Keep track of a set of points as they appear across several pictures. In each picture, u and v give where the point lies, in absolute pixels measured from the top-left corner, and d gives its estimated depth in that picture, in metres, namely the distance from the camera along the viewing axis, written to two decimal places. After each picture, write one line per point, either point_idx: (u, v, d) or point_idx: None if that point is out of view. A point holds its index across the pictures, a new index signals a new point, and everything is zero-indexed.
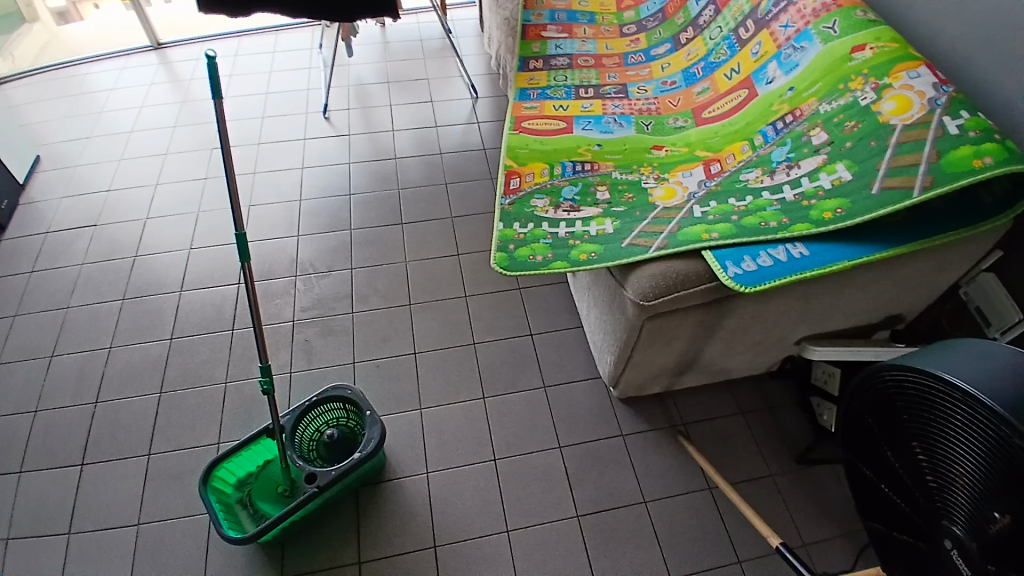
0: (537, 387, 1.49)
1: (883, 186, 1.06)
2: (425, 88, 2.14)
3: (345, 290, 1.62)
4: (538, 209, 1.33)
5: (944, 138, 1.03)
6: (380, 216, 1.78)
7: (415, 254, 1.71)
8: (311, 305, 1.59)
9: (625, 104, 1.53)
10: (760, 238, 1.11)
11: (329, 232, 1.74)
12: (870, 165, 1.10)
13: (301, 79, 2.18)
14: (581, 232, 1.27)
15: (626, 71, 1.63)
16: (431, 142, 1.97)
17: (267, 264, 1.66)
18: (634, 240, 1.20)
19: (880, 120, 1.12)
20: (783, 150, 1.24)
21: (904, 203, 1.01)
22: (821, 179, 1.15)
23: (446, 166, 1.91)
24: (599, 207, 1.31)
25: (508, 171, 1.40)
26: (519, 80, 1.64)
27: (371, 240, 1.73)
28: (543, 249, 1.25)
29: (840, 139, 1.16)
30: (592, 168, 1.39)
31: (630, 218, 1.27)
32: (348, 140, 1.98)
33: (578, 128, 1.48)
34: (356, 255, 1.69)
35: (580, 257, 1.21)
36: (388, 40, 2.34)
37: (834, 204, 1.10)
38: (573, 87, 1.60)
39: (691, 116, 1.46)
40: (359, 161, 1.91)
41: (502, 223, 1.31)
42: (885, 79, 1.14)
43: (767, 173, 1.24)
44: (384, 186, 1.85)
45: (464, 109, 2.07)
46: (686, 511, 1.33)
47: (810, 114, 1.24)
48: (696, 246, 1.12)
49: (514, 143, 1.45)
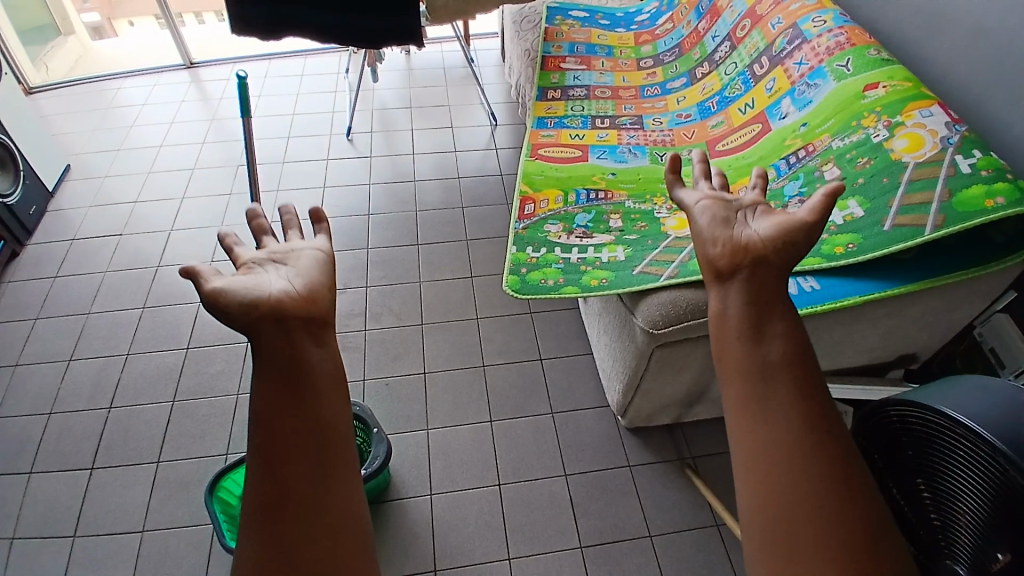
0: (545, 412, 1.49)
1: (894, 223, 1.07)
2: (446, 114, 2.19)
3: (359, 308, 1.64)
4: (551, 234, 1.34)
5: (955, 176, 1.04)
6: (396, 235, 1.81)
7: (429, 274, 1.73)
8: None
9: (640, 135, 1.55)
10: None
11: (345, 250, 1.77)
12: (882, 202, 1.10)
13: (327, 102, 2.24)
14: (593, 258, 1.28)
15: (642, 103, 1.65)
16: (450, 166, 2.01)
17: None
18: (646, 269, 1.22)
19: (892, 157, 1.12)
20: (796, 185, 1.25)
21: (916, 240, 1.02)
22: (833, 214, 1.16)
23: (464, 190, 1.94)
24: (612, 234, 1.33)
25: (523, 197, 1.42)
26: (537, 109, 1.67)
27: (387, 259, 1.75)
28: (555, 274, 1.27)
29: (852, 175, 1.17)
30: (605, 196, 1.41)
31: (641, 247, 1.28)
32: (369, 161, 2.02)
33: (593, 156, 1.50)
34: (372, 274, 1.72)
35: (592, 283, 1.23)
36: (411, 67, 2.40)
37: (846, 240, 1.11)
38: (591, 118, 1.63)
39: (706, 148, 1.47)
40: (378, 182, 1.96)
41: (515, 247, 1.33)
42: (897, 118, 1.15)
43: (779, 207, 1.23)
44: (402, 208, 1.88)
45: (484, 135, 2.11)
46: (691, 546, 1.31)
47: (823, 150, 1.24)
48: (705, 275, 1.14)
49: (530, 169, 1.47)
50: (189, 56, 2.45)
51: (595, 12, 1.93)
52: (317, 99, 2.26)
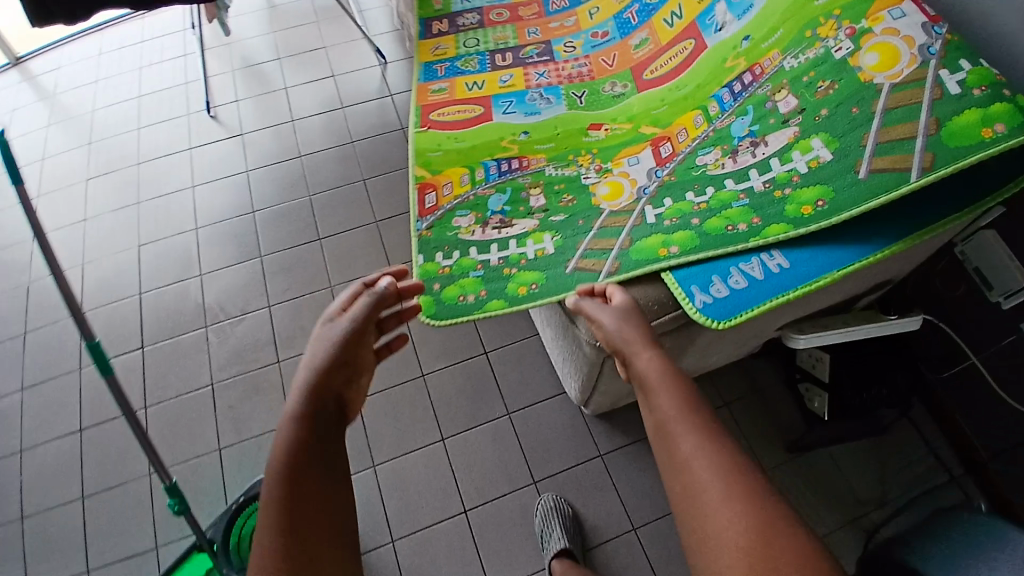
0: (501, 415, 1.34)
1: (871, 168, 0.85)
2: (323, 60, 1.82)
3: (266, 335, 1.41)
4: (463, 230, 1.10)
5: (942, 100, 0.82)
6: (292, 233, 1.54)
7: (340, 274, 1.48)
8: (230, 360, 1.39)
9: (551, 70, 1.26)
10: (728, 248, 0.92)
11: (235, 263, 1.51)
12: (854, 140, 0.88)
13: (178, 71, 1.85)
14: (517, 255, 1.06)
15: (548, 22, 1.34)
16: (340, 127, 1.69)
17: (172, 318, 1.45)
18: (581, 264, 1.00)
19: (860, 78, 0.89)
20: (744, 121, 1.00)
21: (900, 191, 0.81)
22: (795, 160, 0.93)
23: (361, 158, 1.64)
24: (535, 217, 1.09)
25: (421, 184, 1.16)
26: (421, 53, 1.35)
27: (289, 265, 1.50)
28: (475, 286, 1.04)
29: (813, 104, 0.93)
30: (520, 165, 1.15)
31: (572, 230, 1.06)
32: (243, 140, 1.69)
33: (497, 112, 1.22)
34: (272, 286, 1.47)
35: (520, 291, 1.02)
36: (270, 4, 1.97)
37: (814, 196, 0.89)
38: (489, 54, 1.32)
39: (631, 78, 1.20)
40: (258, 166, 1.64)
41: (422, 256, 1.09)
42: (862, 23, 0.90)
43: (728, 154, 1.00)
44: (293, 195, 1.59)
45: (373, 79, 1.77)
46: (679, 531, 1.22)
47: (773, 71, 0.99)
48: (651, 267, 0.93)
49: (424, 145, 1.19)
50: (8, 49, 1.94)
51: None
52: (165, 70, 1.86)
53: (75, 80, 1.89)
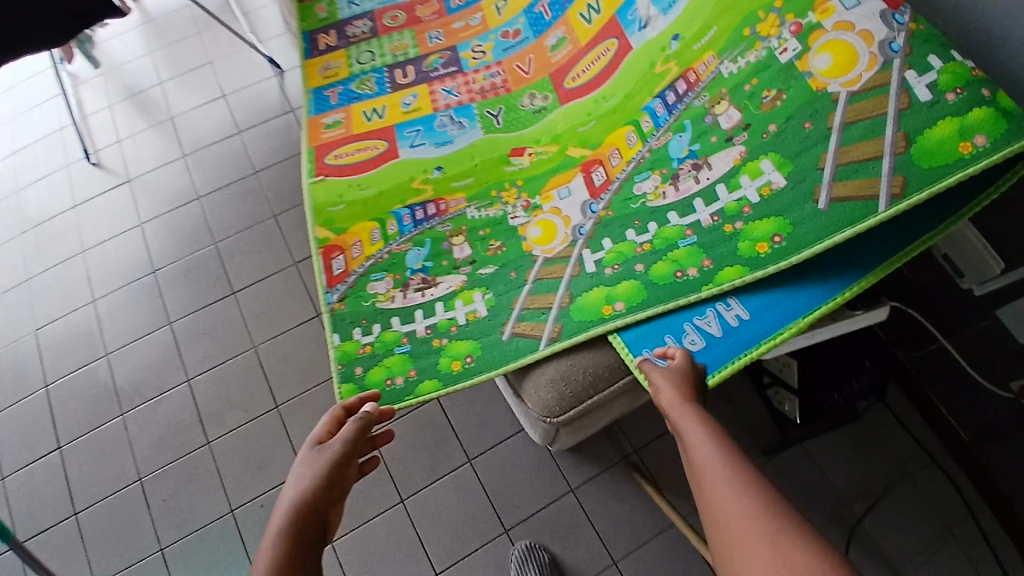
0: (462, 464, 1.22)
1: (833, 196, 0.73)
2: (210, 77, 1.60)
3: (190, 415, 1.28)
4: (380, 298, 0.95)
5: (910, 111, 0.69)
6: (200, 289, 1.37)
7: (264, 330, 1.32)
8: (154, 450, 1.27)
9: (460, 84, 1.10)
10: (679, 300, 0.79)
11: (143, 335, 1.35)
12: (810, 162, 0.75)
13: (52, 114, 1.61)
14: (445, 322, 0.91)
15: (450, 22, 1.18)
16: (240, 157, 1.49)
17: (88, 408, 1.32)
18: (518, 330, 0.86)
19: (811, 85, 0.76)
20: (682, 140, 0.86)
21: (869, 225, 0.69)
22: (743, 186, 0.80)
23: (267, 190, 1.45)
24: (461, 273, 0.94)
25: (326, 248, 1.00)
26: (310, 76, 1.17)
27: (207, 327, 1.34)
28: (403, 366, 0.90)
29: (759, 118, 0.79)
30: (437, 209, 1.00)
31: (504, 284, 0.91)
32: (133, 187, 1.49)
33: (404, 146, 1.06)
34: (188, 355, 1.32)
35: (454, 367, 0.88)
36: (144, 18, 1.72)
37: (769, 230, 0.76)
38: (388, 70, 1.16)
39: (551, 87, 1.04)
40: (153, 217, 1.45)
41: (338, 336, 0.94)
42: (809, 17, 0.78)
43: (668, 181, 0.86)
44: (198, 243, 1.41)
45: (272, 95, 1.56)
46: (666, 562, 1.13)
47: (710, 77, 0.85)
48: (595, 332, 0.80)
49: (322, 199, 1.04)
50: None
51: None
52: (39, 116, 1.62)
53: None
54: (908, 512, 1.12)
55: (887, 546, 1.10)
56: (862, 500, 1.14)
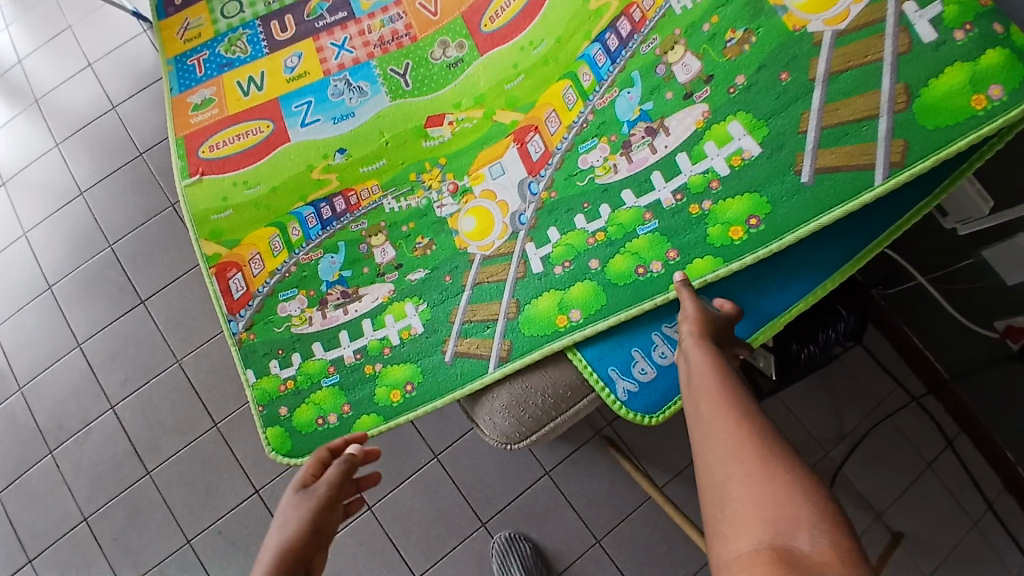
0: (427, 461, 1.13)
1: (818, 167, 0.58)
2: (73, 44, 1.37)
3: (124, 445, 1.17)
4: (295, 321, 0.81)
5: (912, 56, 0.53)
6: (107, 304, 1.24)
7: (186, 345, 1.20)
8: (93, 487, 1.16)
9: (356, 36, 0.89)
10: (641, 304, 0.64)
11: (53, 363, 1.22)
12: (790, 122, 0.59)
13: None
14: (376, 344, 0.77)
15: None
16: (123, 140, 1.31)
17: (10, 450, 1.19)
18: (462, 349, 0.72)
19: (786, 24, 0.59)
20: (632, 97, 0.68)
21: (863, 204, 0.55)
22: (710, 156, 0.62)
23: (159, 175, 1.29)
24: (387, 281, 0.79)
25: (220, 266, 0.85)
26: (166, 41, 0.95)
27: (122, 346, 1.21)
28: (335, 401, 0.77)
29: (723, 67, 0.62)
30: (347, 203, 0.83)
31: (439, 292, 0.76)
32: (8, 193, 1.32)
33: (293, 126, 0.87)
34: (107, 381, 1.20)
35: (394, 398, 0.75)
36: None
37: (742, 211, 0.61)
38: (263, 23, 0.93)
39: (467, 31, 0.84)
40: (38, 225, 1.29)
41: (252, 372, 0.82)
42: None
43: (619, 151, 0.68)
44: (90, 249, 1.27)
45: (147, 58, 1.35)
46: (655, 537, 1.07)
47: (658, 15, 0.67)
48: (551, 350, 0.67)
49: (203, 205, 0.87)
50: None
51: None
52: None
53: None
54: (885, 453, 1.05)
55: (866, 489, 1.04)
56: (840, 444, 1.06)
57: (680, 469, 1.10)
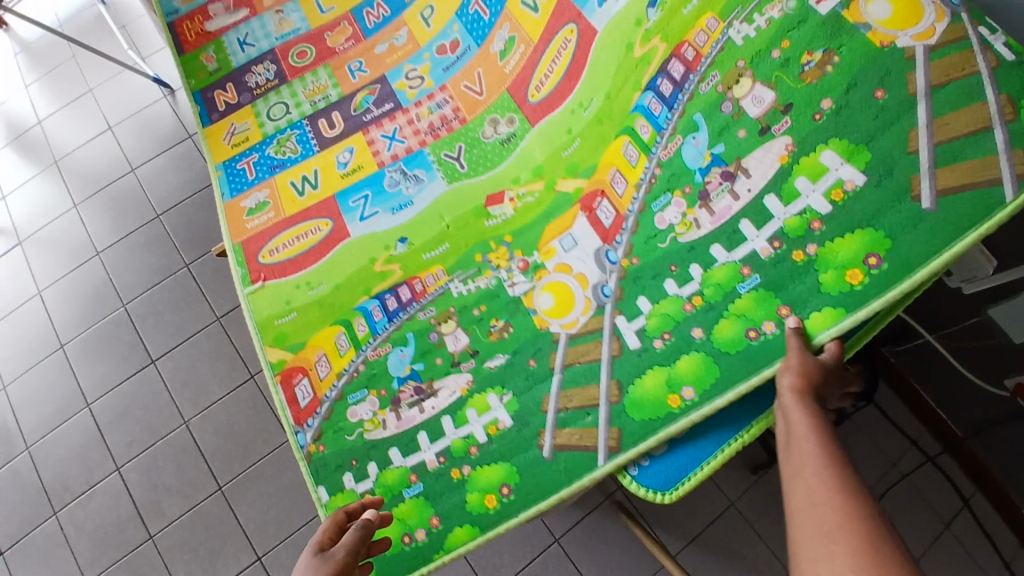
0: None
1: (939, 191, 0.51)
2: (93, 108, 1.38)
3: (126, 510, 1.10)
4: (367, 426, 0.75)
5: (1005, 70, 0.49)
6: (116, 362, 1.19)
7: (194, 406, 1.15)
8: (92, 554, 1.08)
9: (405, 125, 0.91)
10: (754, 375, 0.56)
11: (59, 423, 1.17)
12: (895, 144, 0.53)
13: None
14: (461, 444, 0.70)
15: (371, 47, 0.98)
16: (139, 199, 1.30)
17: (7, 514, 1.12)
18: (559, 442, 0.66)
19: (872, 41, 0.55)
20: (698, 143, 0.63)
21: (997, 226, 0.48)
22: (804, 193, 0.56)
23: (175, 236, 1.27)
24: (466, 372, 0.73)
25: (285, 372, 0.81)
26: (215, 146, 1.00)
27: (129, 407, 1.16)
28: (421, 513, 0.69)
29: (802, 94, 0.58)
30: (412, 292, 0.80)
31: (523, 377, 0.70)
32: (23, 251, 1.29)
33: (353, 221, 0.87)
34: (114, 442, 1.14)
35: (489, 504, 0.67)
36: (22, 44, 1.48)
37: (857, 250, 0.54)
38: (310, 122, 0.98)
39: (514, 106, 0.84)
40: (51, 282, 1.26)
41: (325, 489, 0.74)
42: None
43: (696, 205, 0.63)
44: (102, 310, 1.23)
45: (167, 119, 1.36)
46: None
47: (716, 50, 0.63)
48: (666, 435, 0.59)
49: (266, 311, 0.86)
50: None
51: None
52: None
53: None
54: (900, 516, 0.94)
55: None
56: None
57: (695, 535, 0.96)
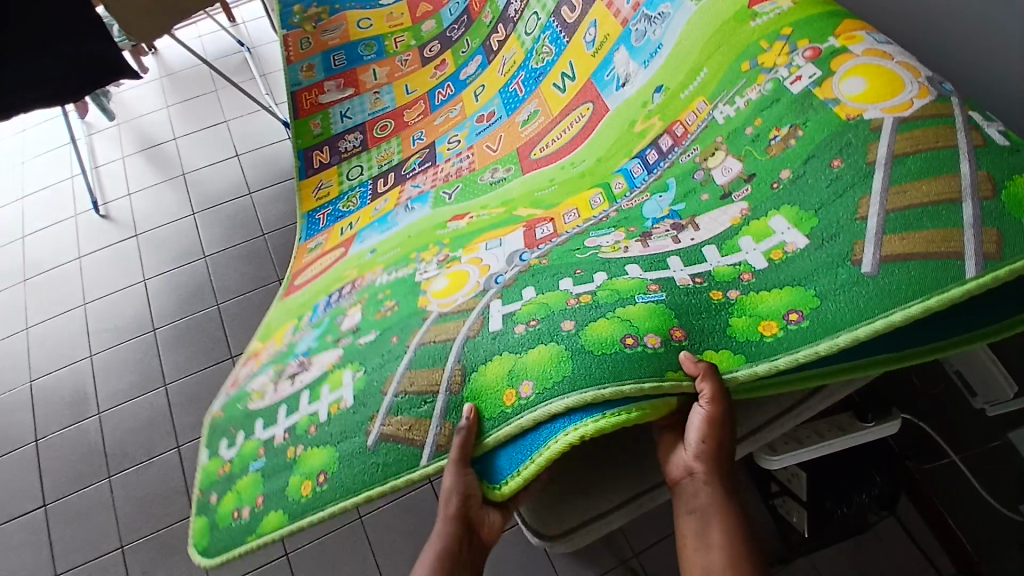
0: None
1: (883, 255, 0.49)
2: (224, 136, 1.61)
3: (175, 484, 1.22)
4: (253, 396, 0.75)
5: (986, 151, 0.50)
6: (196, 351, 1.35)
7: None
8: (137, 519, 1.20)
9: (428, 176, 1.07)
10: (609, 386, 0.51)
11: (136, 396, 1.32)
12: (844, 211, 0.53)
13: (61, 163, 1.60)
14: (305, 421, 0.66)
15: (433, 119, 1.17)
16: (247, 217, 1.49)
17: (74, 467, 1.27)
18: (386, 430, 0.59)
19: (839, 113, 0.57)
20: (663, 200, 0.69)
21: (947, 300, 0.45)
22: (745, 249, 0.57)
23: (273, 254, 1.43)
24: (339, 346, 0.73)
25: (248, 354, 0.89)
26: (305, 198, 1.18)
27: (198, 392, 1.31)
28: (252, 491, 0.65)
29: (765, 165, 0.61)
30: (352, 288, 0.86)
31: (379, 355, 0.66)
32: (137, 243, 1.48)
33: (354, 241, 1.01)
34: (179, 421, 1.28)
35: (304, 491, 0.61)
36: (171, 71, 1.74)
37: (783, 303, 0.52)
38: (374, 181, 1.15)
39: (516, 159, 0.98)
40: (156, 274, 1.44)
41: (207, 452, 0.74)
42: (829, 41, 0.61)
43: (636, 238, 0.67)
44: (197, 305, 1.39)
45: (285, 156, 1.57)
46: None
47: (702, 127, 0.70)
48: (506, 434, 0.55)
49: (272, 313, 0.96)
50: None
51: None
52: (46, 164, 1.60)
53: None
54: None
55: None
56: None
57: None
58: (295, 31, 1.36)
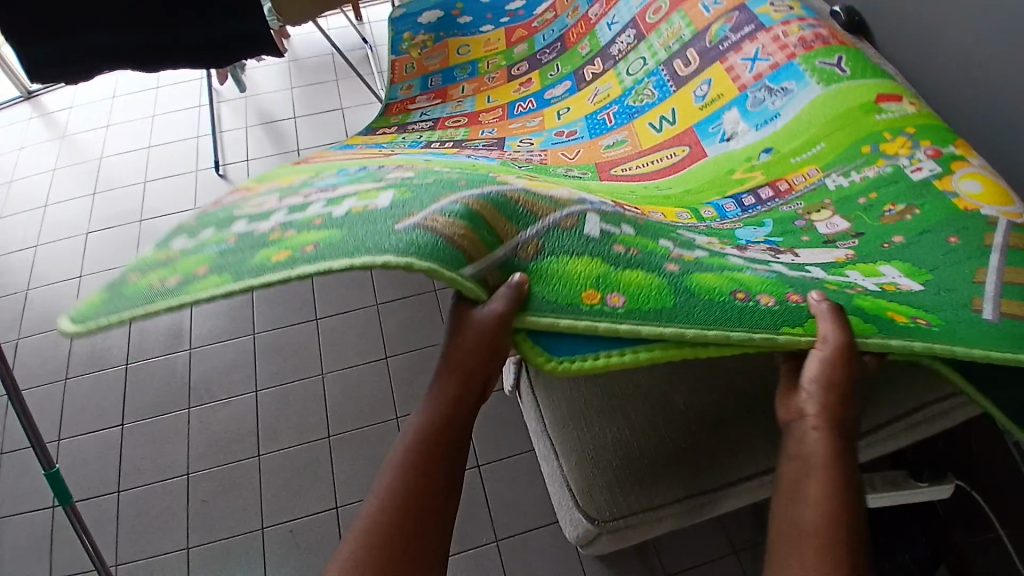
0: (488, 541, 1.20)
1: (1001, 312, 0.62)
2: (337, 123, 1.77)
3: (249, 425, 1.34)
4: (243, 200, 0.60)
5: None
6: (286, 310, 1.49)
7: (333, 362, 1.41)
8: (207, 451, 1.32)
9: (498, 152, 1.07)
10: (712, 329, 0.52)
11: (226, 341, 1.46)
12: (962, 275, 0.66)
13: (189, 124, 1.80)
14: (313, 214, 0.52)
15: (510, 122, 1.22)
16: None
17: (156, 394, 1.40)
18: (428, 220, 0.49)
19: (958, 203, 0.72)
20: (757, 231, 0.79)
21: None
22: (856, 277, 0.68)
23: None
24: (381, 178, 0.61)
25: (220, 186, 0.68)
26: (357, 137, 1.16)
27: (279, 346, 1.44)
28: (195, 263, 0.47)
29: (878, 229, 0.75)
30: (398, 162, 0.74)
31: (442, 187, 0.57)
32: None
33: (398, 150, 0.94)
34: (261, 369, 1.41)
35: (279, 255, 0.45)
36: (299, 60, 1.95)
37: (908, 312, 0.61)
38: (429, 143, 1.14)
39: (595, 170, 1.03)
40: None
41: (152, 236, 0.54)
42: (948, 148, 0.78)
43: (730, 247, 0.74)
44: None
45: None
46: None
47: (809, 188, 0.83)
48: (582, 323, 0.50)
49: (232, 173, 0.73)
50: (23, 85, 1.95)
51: (454, 2, 1.42)
52: (176, 123, 1.81)
53: (84, 119, 1.87)
54: None
55: None
56: None
57: None
58: (402, 56, 1.36)
